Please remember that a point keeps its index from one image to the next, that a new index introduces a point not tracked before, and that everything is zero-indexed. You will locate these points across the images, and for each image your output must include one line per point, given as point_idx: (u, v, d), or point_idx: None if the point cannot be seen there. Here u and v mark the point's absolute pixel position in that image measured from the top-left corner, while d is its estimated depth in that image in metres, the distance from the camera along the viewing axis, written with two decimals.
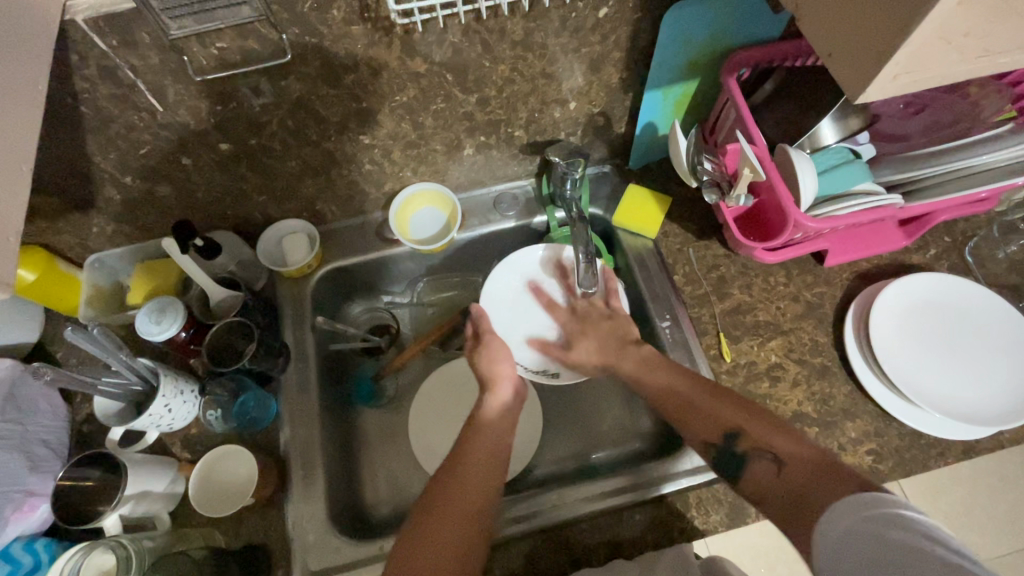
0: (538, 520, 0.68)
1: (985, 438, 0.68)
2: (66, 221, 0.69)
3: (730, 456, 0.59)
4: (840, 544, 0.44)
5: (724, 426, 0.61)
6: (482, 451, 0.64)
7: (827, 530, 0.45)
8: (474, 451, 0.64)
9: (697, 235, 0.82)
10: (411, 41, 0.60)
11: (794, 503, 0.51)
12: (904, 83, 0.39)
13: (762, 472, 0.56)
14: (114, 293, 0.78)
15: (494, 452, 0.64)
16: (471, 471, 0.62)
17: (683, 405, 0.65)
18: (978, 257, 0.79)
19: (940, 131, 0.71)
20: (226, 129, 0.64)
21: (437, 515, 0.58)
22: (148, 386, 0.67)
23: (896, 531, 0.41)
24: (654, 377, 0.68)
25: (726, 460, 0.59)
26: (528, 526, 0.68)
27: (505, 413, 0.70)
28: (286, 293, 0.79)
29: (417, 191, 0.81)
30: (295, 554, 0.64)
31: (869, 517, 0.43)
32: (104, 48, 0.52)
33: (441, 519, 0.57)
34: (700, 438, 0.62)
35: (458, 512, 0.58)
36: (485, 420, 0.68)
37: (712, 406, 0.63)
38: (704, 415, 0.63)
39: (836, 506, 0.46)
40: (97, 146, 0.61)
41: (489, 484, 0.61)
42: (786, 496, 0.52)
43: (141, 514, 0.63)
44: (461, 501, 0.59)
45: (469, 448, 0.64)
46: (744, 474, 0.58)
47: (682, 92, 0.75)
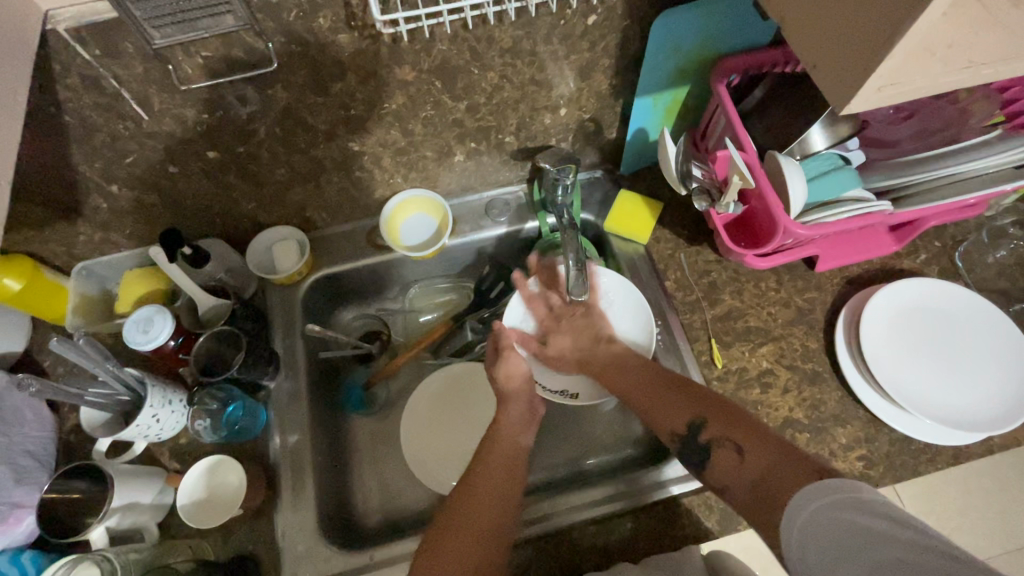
0: (548, 525, 0.67)
1: (974, 443, 0.68)
2: (52, 230, 0.69)
3: (692, 449, 0.59)
4: (801, 541, 0.44)
5: (685, 415, 0.61)
6: (493, 468, 0.64)
7: (787, 534, 0.46)
8: (485, 473, 0.63)
9: (689, 241, 0.82)
10: (399, 50, 0.60)
11: (759, 490, 0.51)
12: (889, 95, 0.39)
13: (726, 459, 0.56)
14: (101, 301, 0.78)
15: (509, 471, 0.64)
16: (481, 491, 0.61)
17: (647, 400, 0.65)
18: (968, 263, 0.79)
19: (930, 137, 0.71)
20: (212, 137, 0.63)
21: (450, 533, 0.57)
22: (135, 396, 0.66)
23: (858, 515, 0.42)
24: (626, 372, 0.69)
25: (689, 448, 0.59)
26: (534, 532, 0.67)
27: (517, 423, 0.69)
28: (276, 301, 0.79)
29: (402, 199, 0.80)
30: (285, 563, 0.64)
31: (825, 506, 0.44)
32: (87, 57, 0.52)
33: (451, 540, 0.56)
34: (666, 429, 0.62)
35: (471, 527, 0.58)
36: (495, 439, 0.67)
37: (670, 395, 0.64)
38: (661, 404, 0.64)
39: (790, 505, 0.47)
40: (82, 155, 0.61)
41: (504, 503, 0.61)
42: (746, 486, 0.53)
43: (128, 526, 0.62)
44: (474, 519, 0.58)
45: (481, 467, 0.64)
46: (709, 465, 0.58)
47: (672, 99, 0.75)
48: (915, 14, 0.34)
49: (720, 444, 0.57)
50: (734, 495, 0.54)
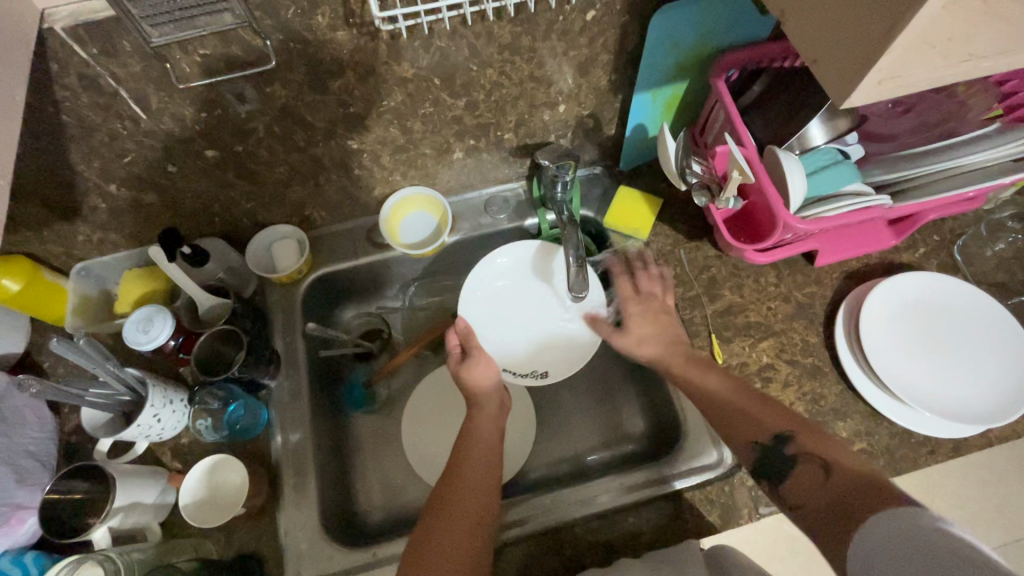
0: (538, 522, 0.68)
1: (974, 436, 0.68)
2: (51, 231, 0.69)
3: (766, 459, 0.58)
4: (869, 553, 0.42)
5: (770, 428, 0.59)
6: (471, 465, 0.64)
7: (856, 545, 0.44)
8: (465, 469, 0.64)
9: (688, 237, 0.82)
10: (397, 46, 0.59)
11: (836, 506, 0.49)
12: (890, 88, 0.39)
13: (809, 476, 0.54)
14: (101, 302, 0.77)
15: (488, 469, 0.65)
16: (464, 488, 0.62)
17: (722, 410, 0.63)
18: (966, 256, 0.80)
19: (928, 131, 0.71)
20: (211, 136, 0.63)
21: (443, 522, 0.58)
22: (137, 397, 0.66)
23: (928, 537, 0.40)
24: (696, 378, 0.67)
25: (770, 462, 0.57)
26: (531, 529, 0.68)
27: (490, 421, 0.70)
28: (276, 300, 0.79)
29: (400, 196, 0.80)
30: (289, 562, 0.64)
31: (901, 525, 0.42)
32: (85, 56, 0.51)
33: (440, 529, 0.57)
34: (745, 437, 0.60)
35: (451, 522, 0.58)
36: (473, 437, 0.68)
37: (754, 406, 0.62)
38: (735, 417, 0.62)
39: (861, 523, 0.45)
40: (80, 155, 0.60)
41: (484, 499, 0.61)
42: (822, 505, 0.50)
43: (131, 526, 0.62)
44: (455, 516, 0.59)
45: (463, 464, 0.65)
46: (787, 480, 0.55)
47: (671, 94, 0.75)
48: (915, 7, 0.34)
49: (805, 460, 0.55)
50: (807, 514, 0.52)
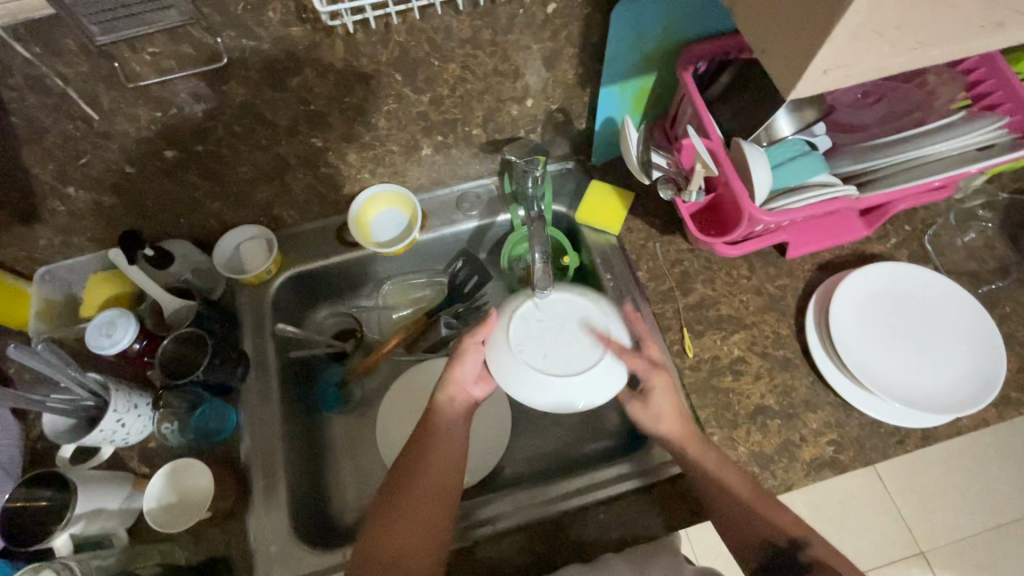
0: (509, 520, 0.68)
1: (944, 425, 0.68)
2: (10, 235, 0.68)
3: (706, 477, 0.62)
4: None
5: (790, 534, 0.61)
6: (425, 488, 0.62)
7: None
8: (420, 492, 0.62)
9: (661, 230, 0.81)
10: (355, 42, 0.59)
11: None
12: (836, 77, 0.39)
13: None
14: (67, 306, 0.76)
15: (445, 486, 0.63)
16: (419, 510, 0.61)
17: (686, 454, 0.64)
18: (937, 245, 0.80)
19: (897, 120, 0.71)
20: (168, 136, 0.62)
21: (403, 518, 0.60)
22: (99, 402, 0.65)
23: None
24: (663, 405, 0.66)
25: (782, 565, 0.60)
26: (499, 526, 0.67)
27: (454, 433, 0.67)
28: (245, 300, 0.78)
29: (355, 217, 0.79)
30: (257, 565, 0.63)
31: None
32: (28, 55, 0.50)
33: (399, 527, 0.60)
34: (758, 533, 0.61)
35: (406, 551, 0.58)
36: (433, 453, 0.65)
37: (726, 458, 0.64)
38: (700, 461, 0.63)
39: None
40: (34, 157, 0.59)
41: (440, 520, 0.61)
42: None
43: (96, 532, 0.61)
44: (409, 544, 0.59)
45: (420, 484, 0.63)
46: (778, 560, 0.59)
47: (640, 87, 0.75)
48: None
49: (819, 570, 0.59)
50: None
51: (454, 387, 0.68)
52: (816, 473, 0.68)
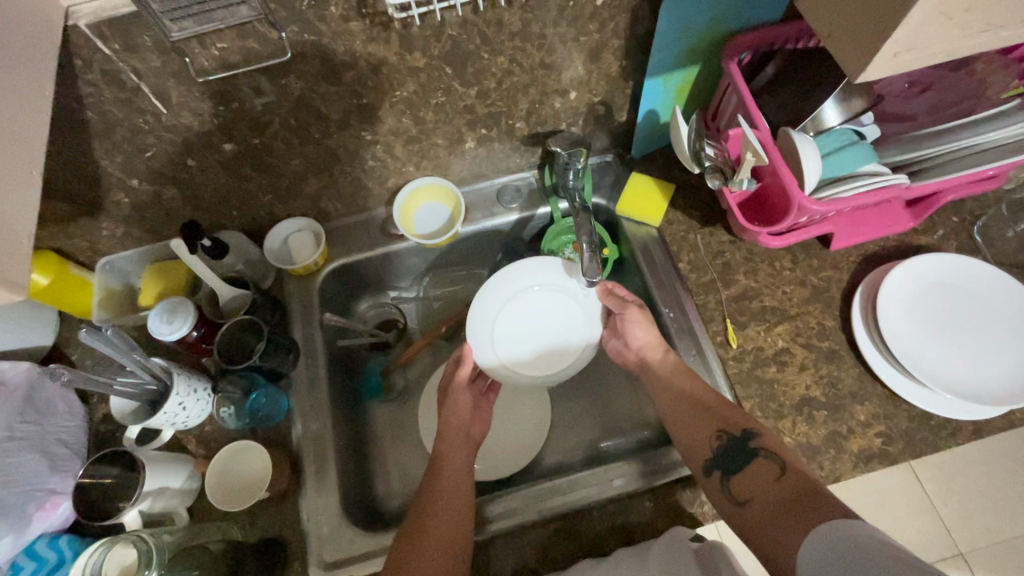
0: (534, 513, 0.68)
1: (996, 418, 0.67)
2: (77, 226, 0.71)
3: (748, 455, 0.61)
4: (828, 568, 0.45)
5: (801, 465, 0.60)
6: (447, 480, 0.66)
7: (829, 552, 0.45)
8: (439, 503, 0.63)
9: (702, 222, 0.82)
10: (409, 35, 0.60)
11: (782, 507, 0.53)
12: (905, 61, 0.39)
13: (761, 474, 0.57)
14: (125, 296, 0.80)
15: (457, 524, 0.61)
16: (435, 533, 0.60)
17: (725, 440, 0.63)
18: (986, 237, 0.78)
19: (947, 109, 0.71)
20: (229, 129, 0.64)
21: (433, 505, 0.63)
22: (162, 386, 0.68)
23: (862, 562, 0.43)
24: (655, 350, 0.72)
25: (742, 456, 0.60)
26: (510, 522, 0.68)
27: (458, 474, 0.67)
28: (294, 291, 0.80)
29: (398, 210, 0.81)
30: (311, 547, 0.65)
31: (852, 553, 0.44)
32: (107, 51, 0.53)
33: (432, 513, 0.62)
34: (712, 426, 0.63)
35: (437, 533, 0.60)
36: (439, 499, 0.63)
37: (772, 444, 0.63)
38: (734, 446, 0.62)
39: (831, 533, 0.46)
40: (103, 150, 0.62)
41: (450, 567, 0.57)
42: (775, 501, 0.54)
43: (160, 510, 0.64)
44: (443, 526, 0.60)
45: (431, 520, 0.61)
46: (737, 472, 0.59)
47: (683, 79, 0.75)
48: None
49: (766, 455, 0.59)
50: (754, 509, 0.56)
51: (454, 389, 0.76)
52: (864, 464, 0.67)
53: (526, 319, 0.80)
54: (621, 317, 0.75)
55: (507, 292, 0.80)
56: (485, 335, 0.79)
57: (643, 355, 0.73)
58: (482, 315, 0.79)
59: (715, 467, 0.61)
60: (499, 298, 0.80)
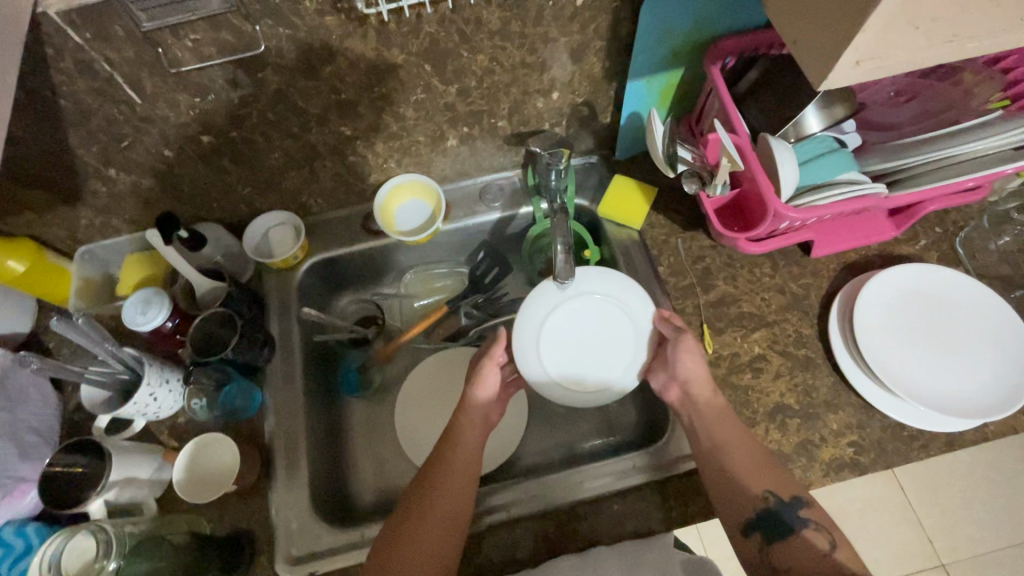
0: (508, 511, 0.68)
1: (969, 431, 0.67)
2: (54, 214, 0.71)
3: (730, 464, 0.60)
4: None
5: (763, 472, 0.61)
6: (453, 465, 0.64)
7: None
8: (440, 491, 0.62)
9: (683, 226, 0.81)
10: (387, 31, 0.60)
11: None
12: (870, 69, 0.38)
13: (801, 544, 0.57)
14: (104, 285, 0.80)
15: (454, 513, 0.60)
16: (429, 524, 0.59)
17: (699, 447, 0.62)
18: (968, 248, 0.78)
19: (930, 119, 0.70)
20: (206, 121, 0.64)
21: (426, 492, 0.62)
22: (134, 375, 0.68)
23: None
24: (704, 387, 0.66)
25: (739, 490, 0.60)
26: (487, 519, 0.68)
27: (464, 459, 0.65)
28: (272, 285, 0.80)
29: (379, 207, 0.80)
30: (278, 541, 0.65)
31: None
32: (79, 40, 0.52)
33: (427, 500, 0.61)
34: (758, 485, 0.59)
35: (430, 523, 0.59)
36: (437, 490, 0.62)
37: (749, 454, 0.61)
38: (709, 452, 0.62)
39: None
40: (79, 139, 0.62)
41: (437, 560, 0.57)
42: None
43: (128, 500, 0.64)
44: (436, 515, 0.60)
45: (426, 506, 0.60)
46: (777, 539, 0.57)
47: (667, 82, 0.75)
48: None
49: (815, 526, 0.57)
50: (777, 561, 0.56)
51: (478, 395, 0.71)
52: (835, 474, 0.67)
53: (570, 340, 0.75)
54: (674, 343, 0.69)
55: (545, 310, 0.76)
56: (529, 359, 0.74)
57: (687, 390, 0.66)
58: (522, 344, 0.74)
59: (721, 494, 0.60)
60: (539, 319, 0.75)
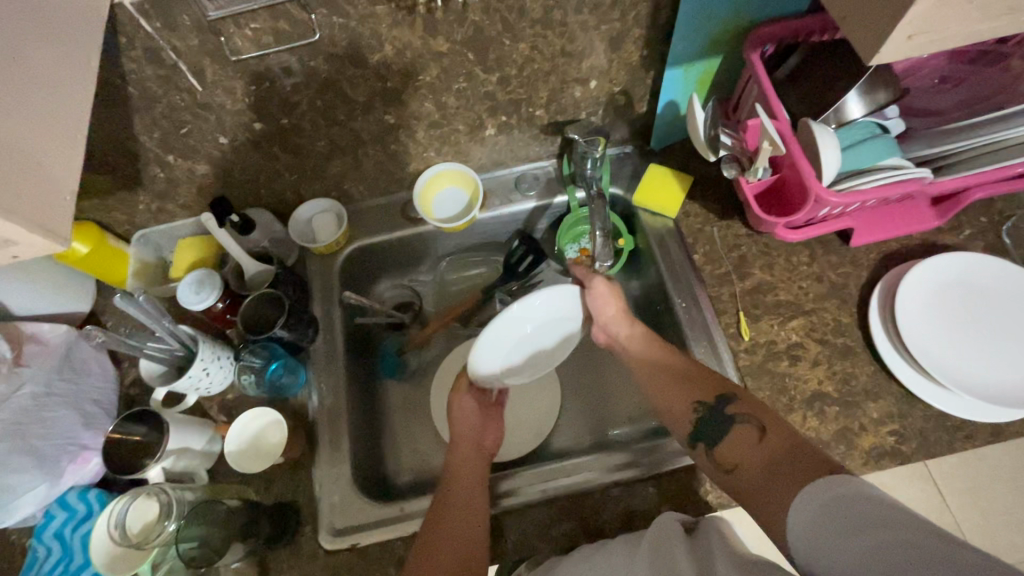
0: (536, 493, 0.70)
1: (1017, 422, 0.66)
2: (117, 199, 0.75)
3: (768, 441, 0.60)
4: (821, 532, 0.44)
5: None
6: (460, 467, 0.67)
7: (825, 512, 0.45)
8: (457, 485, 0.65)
9: (720, 215, 0.81)
10: (433, 20, 0.62)
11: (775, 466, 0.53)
12: (920, 42, 0.39)
13: (741, 437, 0.58)
14: (158, 268, 0.84)
15: (471, 503, 0.63)
16: (454, 512, 0.61)
17: None
18: (1016, 239, 0.76)
19: (978, 105, 0.69)
20: (260, 108, 0.67)
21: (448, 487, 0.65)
22: (188, 351, 0.71)
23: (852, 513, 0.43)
24: (621, 325, 0.74)
25: None
26: (518, 500, 0.69)
27: (471, 464, 0.68)
28: (315, 269, 0.83)
29: (418, 195, 0.82)
30: (321, 513, 0.67)
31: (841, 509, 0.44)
32: (149, 29, 0.56)
33: (446, 496, 0.63)
34: (686, 401, 0.64)
35: (455, 514, 0.61)
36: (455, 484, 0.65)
37: None
38: None
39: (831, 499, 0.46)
40: (143, 125, 0.65)
41: (467, 542, 0.59)
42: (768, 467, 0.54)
43: (181, 469, 0.67)
44: (457, 506, 0.62)
45: (448, 498, 0.63)
46: (722, 440, 0.59)
47: (705, 70, 0.75)
48: None
49: (742, 419, 0.59)
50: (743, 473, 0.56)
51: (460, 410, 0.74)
52: (874, 462, 0.66)
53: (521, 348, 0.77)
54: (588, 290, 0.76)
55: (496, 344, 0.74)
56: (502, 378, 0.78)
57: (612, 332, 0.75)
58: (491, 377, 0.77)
59: None
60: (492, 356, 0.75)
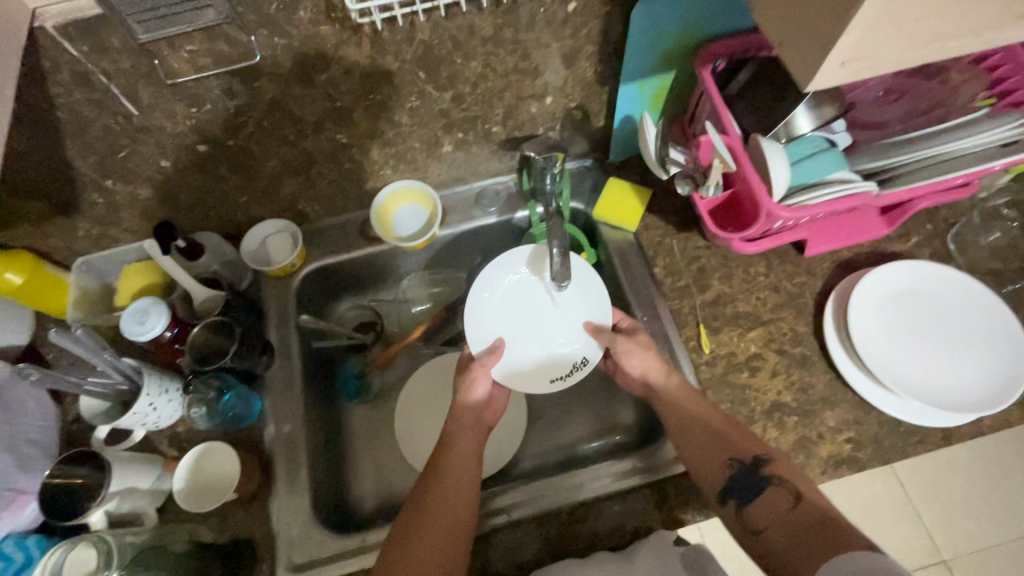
0: (511, 513, 0.68)
1: (964, 425, 0.67)
2: (52, 225, 0.71)
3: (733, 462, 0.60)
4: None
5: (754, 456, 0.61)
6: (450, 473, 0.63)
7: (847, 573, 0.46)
8: (437, 500, 0.61)
9: (678, 227, 0.82)
10: (380, 40, 0.61)
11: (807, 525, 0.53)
12: (853, 70, 0.40)
13: (777, 499, 0.58)
14: (102, 296, 0.80)
15: (456, 518, 0.60)
16: (430, 534, 0.58)
17: (698, 441, 0.63)
18: (959, 245, 0.79)
19: (920, 116, 0.71)
20: (203, 130, 0.65)
21: (425, 501, 0.61)
22: (133, 386, 0.68)
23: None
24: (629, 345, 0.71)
25: (739, 482, 0.60)
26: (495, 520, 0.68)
27: (462, 465, 0.64)
28: (271, 292, 0.80)
29: (379, 211, 0.81)
30: (279, 549, 0.65)
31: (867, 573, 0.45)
32: (76, 52, 0.53)
33: (427, 511, 0.60)
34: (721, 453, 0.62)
35: (432, 532, 0.58)
36: (434, 499, 0.61)
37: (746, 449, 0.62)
38: (710, 447, 0.62)
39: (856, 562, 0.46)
40: (77, 150, 0.62)
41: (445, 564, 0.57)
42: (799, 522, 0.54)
43: (127, 510, 0.64)
44: (437, 523, 0.59)
45: (426, 515, 0.60)
46: (752, 498, 0.59)
47: (658, 85, 0.75)
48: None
49: (778, 484, 0.59)
50: (772, 535, 0.56)
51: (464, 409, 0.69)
52: (832, 471, 0.67)
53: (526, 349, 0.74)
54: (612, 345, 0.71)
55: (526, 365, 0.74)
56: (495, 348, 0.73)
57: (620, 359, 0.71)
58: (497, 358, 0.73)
59: (723, 492, 0.60)
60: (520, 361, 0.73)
